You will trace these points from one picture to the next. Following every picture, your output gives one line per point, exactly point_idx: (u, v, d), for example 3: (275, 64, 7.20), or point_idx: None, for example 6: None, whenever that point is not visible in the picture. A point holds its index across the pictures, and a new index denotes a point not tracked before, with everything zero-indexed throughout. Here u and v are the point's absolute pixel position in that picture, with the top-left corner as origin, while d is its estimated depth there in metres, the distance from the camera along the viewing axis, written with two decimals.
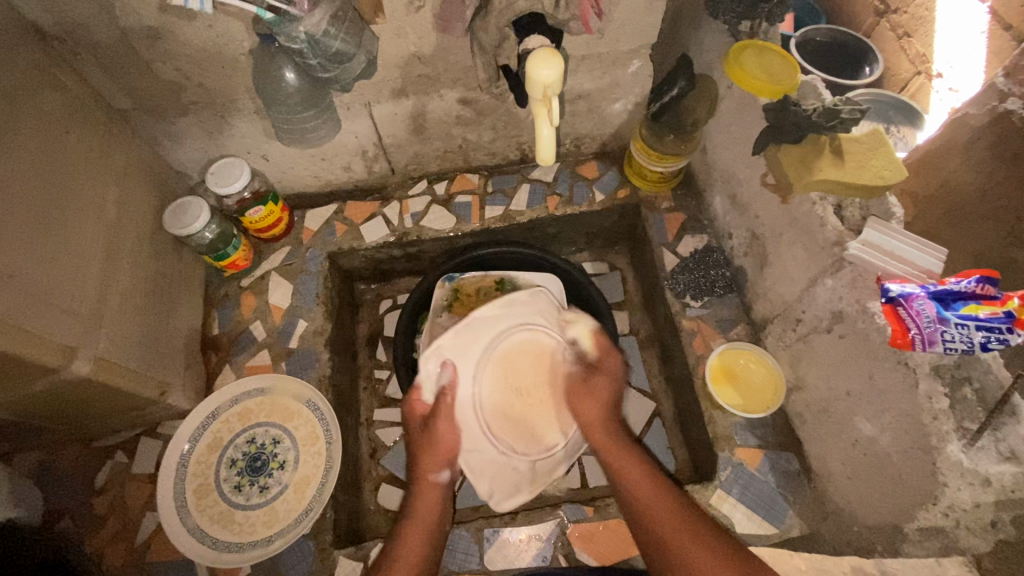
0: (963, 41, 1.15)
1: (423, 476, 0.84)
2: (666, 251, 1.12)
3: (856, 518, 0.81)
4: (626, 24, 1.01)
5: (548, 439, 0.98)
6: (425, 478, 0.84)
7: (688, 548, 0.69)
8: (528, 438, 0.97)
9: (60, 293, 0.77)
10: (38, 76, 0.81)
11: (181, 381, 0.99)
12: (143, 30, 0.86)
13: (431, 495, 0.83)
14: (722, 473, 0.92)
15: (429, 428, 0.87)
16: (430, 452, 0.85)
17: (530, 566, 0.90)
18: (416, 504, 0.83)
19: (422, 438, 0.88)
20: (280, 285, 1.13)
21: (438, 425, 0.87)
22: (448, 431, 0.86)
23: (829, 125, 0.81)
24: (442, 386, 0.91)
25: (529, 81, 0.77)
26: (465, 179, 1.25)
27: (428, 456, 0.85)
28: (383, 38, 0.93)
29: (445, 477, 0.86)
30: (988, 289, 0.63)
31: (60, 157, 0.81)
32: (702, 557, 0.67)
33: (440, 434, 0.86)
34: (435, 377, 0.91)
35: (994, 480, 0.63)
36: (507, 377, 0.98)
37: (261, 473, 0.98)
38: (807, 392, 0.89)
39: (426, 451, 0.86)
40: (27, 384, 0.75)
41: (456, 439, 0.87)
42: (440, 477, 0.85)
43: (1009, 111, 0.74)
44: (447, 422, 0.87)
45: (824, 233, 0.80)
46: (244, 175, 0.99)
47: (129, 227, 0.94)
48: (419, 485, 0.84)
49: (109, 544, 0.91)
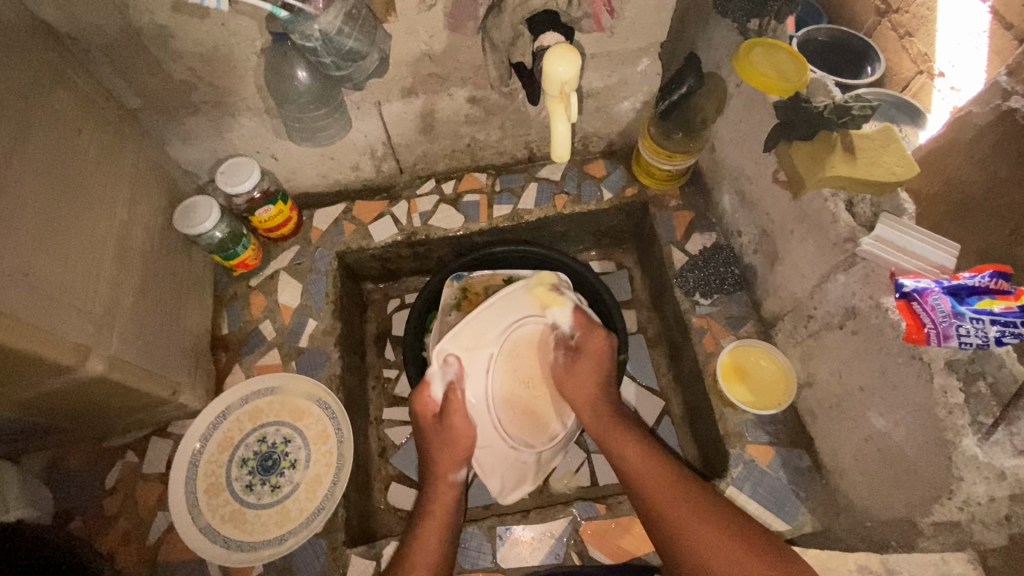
0: (964, 41, 1.16)
1: (442, 476, 0.88)
2: (674, 249, 1.13)
3: (870, 514, 0.81)
4: (635, 23, 1.01)
5: (552, 431, 1.01)
6: (443, 478, 0.88)
7: (695, 520, 0.74)
8: (534, 429, 1.00)
9: (74, 292, 0.77)
10: (49, 74, 0.81)
11: (191, 381, 0.99)
12: (156, 29, 0.86)
13: (448, 494, 0.87)
14: (734, 470, 0.92)
15: (443, 425, 0.91)
16: (447, 449, 0.90)
17: (543, 564, 0.89)
18: (432, 501, 0.86)
19: (439, 433, 0.91)
20: (289, 285, 1.13)
21: (452, 420, 0.91)
22: (463, 426, 0.91)
23: (840, 121, 0.81)
24: (450, 381, 0.93)
25: (544, 79, 0.78)
26: (473, 178, 1.25)
27: (447, 453, 0.90)
28: (395, 37, 0.94)
29: (462, 475, 0.90)
30: (1001, 284, 0.64)
31: (72, 156, 0.81)
32: (710, 534, 0.72)
33: (455, 429, 0.91)
34: (442, 373, 0.93)
35: (1009, 474, 0.62)
36: (515, 369, 0.99)
37: (272, 472, 0.98)
38: (819, 388, 0.90)
39: (443, 450, 0.90)
40: (41, 383, 0.74)
41: (470, 434, 0.91)
42: (458, 476, 0.89)
43: (1013, 108, 0.74)
44: (461, 417, 0.91)
45: (836, 230, 0.81)
46: (254, 174, 0.99)
47: (140, 226, 0.94)
48: (437, 485, 0.87)
49: (120, 544, 0.91)
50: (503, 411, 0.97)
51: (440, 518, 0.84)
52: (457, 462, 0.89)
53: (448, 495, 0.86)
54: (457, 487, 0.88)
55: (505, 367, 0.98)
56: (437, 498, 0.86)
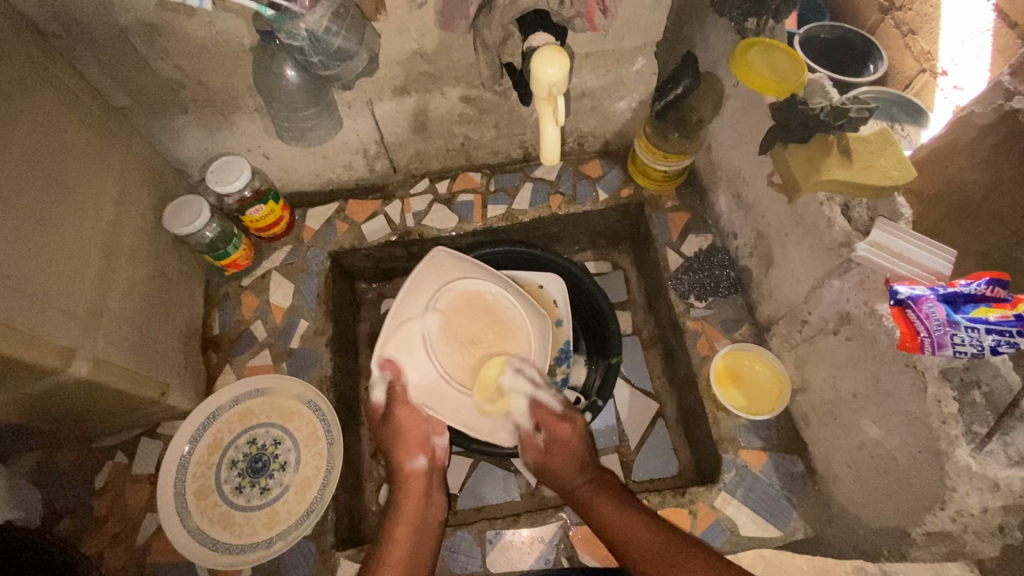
0: (969, 38, 1.14)
1: (400, 466, 0.86)
2: (670, 251, 1.11)
3: (862, 521, 0.80)
4: (631, 21, 1.00)
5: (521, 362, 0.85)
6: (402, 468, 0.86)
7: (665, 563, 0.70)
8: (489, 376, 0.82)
9: (58, 294, 0.76)
10: (36, 74, 0.80)
11: (180, 382, 0.98)
12: (142, 26, 0.85)
13: (412, 485, 0.85)
14: (726, 474, 0.92)
15: (391, 420, 0.86)
16: (401, 439, 0.85)
17: (532, 569, 0.89)
18: (403, 499, 0.84)
19: (388, 427, 0.87)
20: (281, 285, 1.12)
21: (402, 413, 0.84)
22: (408, 415, 0.85)
23: (837, 124, 0.79)
24: (392, 385, 0.82)
25: (533, 80, 0.77)
26: (468, 178, 1.24)
27: (400, 443, 0.86)
28: (385, 35, 0.92)
29: (422, 462, 0.86)
30: (997, 292, 0.62)
31: (60, 157, 0.81)
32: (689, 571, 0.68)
33: (404, 421, 0.85)
34: (381, 377, 0.82)
35: (1002, 484, 0.61)
36: (453, 336, 0.82)
37: (261, 474, 0.97)
38: (813, 394, 0.89)
39: (397, 439, 0.86)
40: (26, 385, 0.74)
41: (418, 420, 0.85)
42: (417, 463, 0.86)
43: (1015, 109, 0.72)
44: (408, 409, 0.84)
45: (832, 234, 0.80)
46: (243, 174, 0.98)
47: (129, 227, 0.93)
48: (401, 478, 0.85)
49: (108, 545, 0.91)
50: (454, 361, 0.82)
51: (409, 517, 0.82)
52: (415, 449, 0.86)
53: (414, 487, 0.85)
54: (417, 475, 0.86)
55: (446, 339, 0.81)
56: (407, 490, 0.84)
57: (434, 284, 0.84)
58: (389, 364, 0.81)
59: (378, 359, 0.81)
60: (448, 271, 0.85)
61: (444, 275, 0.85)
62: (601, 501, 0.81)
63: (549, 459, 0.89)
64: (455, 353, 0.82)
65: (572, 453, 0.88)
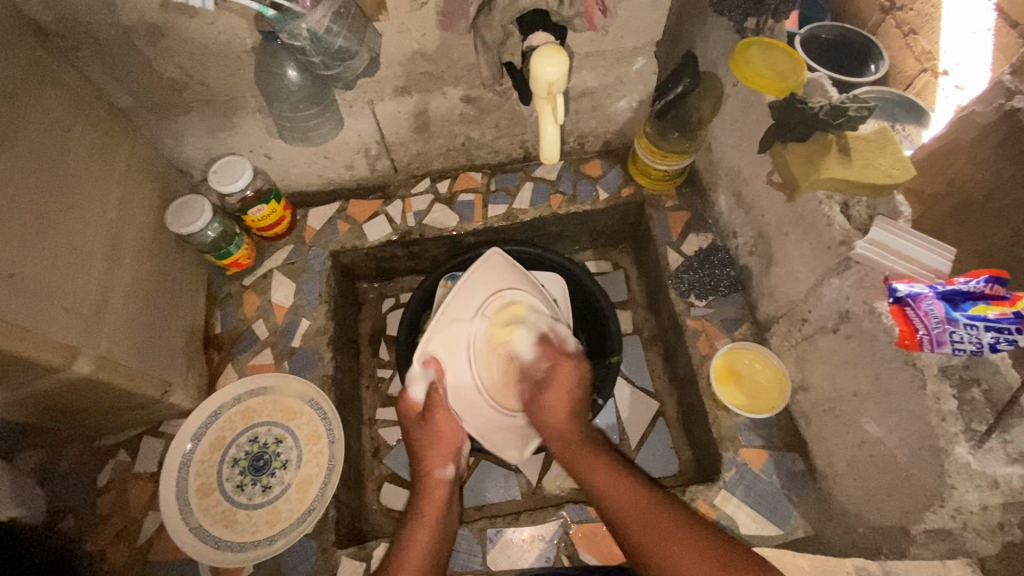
0: (969, 38, 1.15)
1: (430, 473, 0.88)
2: (670, 250, 1.12)
3: (862, 519, 0.80)
4: (631, 21, 1.00)
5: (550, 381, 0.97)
6: (432, 475, 0.87)
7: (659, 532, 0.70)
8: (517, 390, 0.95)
9: (61, 292, 0.76)
10: (39, 74, 0.81)
11: (182, 380, 0.99)
12: (145, 27, 0.86)
13: (438, 490, 0.86)
14: (727, 473, 0.92)
15: (427, 422, 0.90)
16: (433, 446, 0.89)
17: (532, 567, 0.89)
18: (423, 501, 0.85)
19: (422, 430, 0.91)
20: (283, 284, 1.13)
21: (438, 418, 0.91)
22: (446, 421, 0.90)
23: (835, 123, 0.79)
24: (431, 381, 0.92)
25: (533, 79, 0.77)
26: (469, 178, 1.24)
27: (435, 449, 0.89)
28: (386, 35, 0.93)
29: (451, 472, 0.89)
30: (996, 289, 0.62)
31: (63, 157, 0.81)
32: (678, 538, 0.68)
33: (439, 425, 0.90)
34: (422, 375, 0.92)
35: (1002, 482, 0.61)
36: (492, 346, 0.95)
37: (263, 472, 0.97)
38: (813, 392, 0.89)
39: (429, 446, 0.89)
40: (29, 383, 0.74)
41: (454, 428, 0.91)
42: (446, 472, 0.88)
43: (1016, 108, 0.72)
44: (445, 413, 0.91)
45: (831, 232, 0.80)
46: (245, 174, 0.98)
47: (131, 226, 0.94)
48: (426, 481, 0.87)
49: (110, 543, 0.91)
50: (488, 370, 0.95)
51: (431, 515, 0.83)
52: (447, 457, 0.89)
53: (437, 494, 0.86)
54: (445, 484, 0.87)
55: (486, 349, 0.95)
56: (430, 495, 0.85)
57: (484, 289, 0.98)
58: (432, 361, 0.93)
59: (421, 355, 0.92)
60: (498, 278, 0.99)
61: (494, 284, 0.98)
62: (595, 471, 0.81)
63: (544, 394, 0.91)
64: (491, 361, 0.95)
65: (564, 399, 0.90)
